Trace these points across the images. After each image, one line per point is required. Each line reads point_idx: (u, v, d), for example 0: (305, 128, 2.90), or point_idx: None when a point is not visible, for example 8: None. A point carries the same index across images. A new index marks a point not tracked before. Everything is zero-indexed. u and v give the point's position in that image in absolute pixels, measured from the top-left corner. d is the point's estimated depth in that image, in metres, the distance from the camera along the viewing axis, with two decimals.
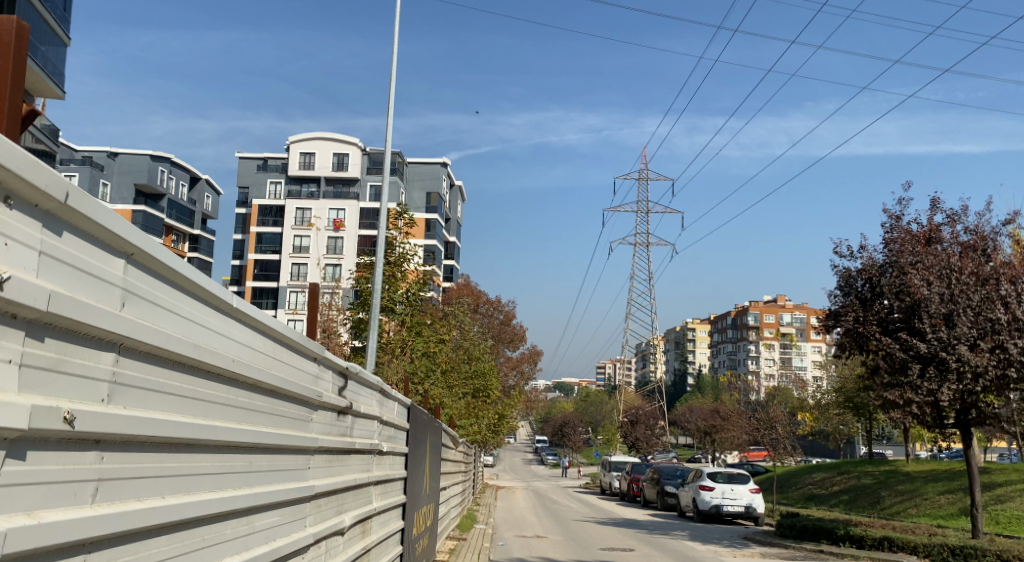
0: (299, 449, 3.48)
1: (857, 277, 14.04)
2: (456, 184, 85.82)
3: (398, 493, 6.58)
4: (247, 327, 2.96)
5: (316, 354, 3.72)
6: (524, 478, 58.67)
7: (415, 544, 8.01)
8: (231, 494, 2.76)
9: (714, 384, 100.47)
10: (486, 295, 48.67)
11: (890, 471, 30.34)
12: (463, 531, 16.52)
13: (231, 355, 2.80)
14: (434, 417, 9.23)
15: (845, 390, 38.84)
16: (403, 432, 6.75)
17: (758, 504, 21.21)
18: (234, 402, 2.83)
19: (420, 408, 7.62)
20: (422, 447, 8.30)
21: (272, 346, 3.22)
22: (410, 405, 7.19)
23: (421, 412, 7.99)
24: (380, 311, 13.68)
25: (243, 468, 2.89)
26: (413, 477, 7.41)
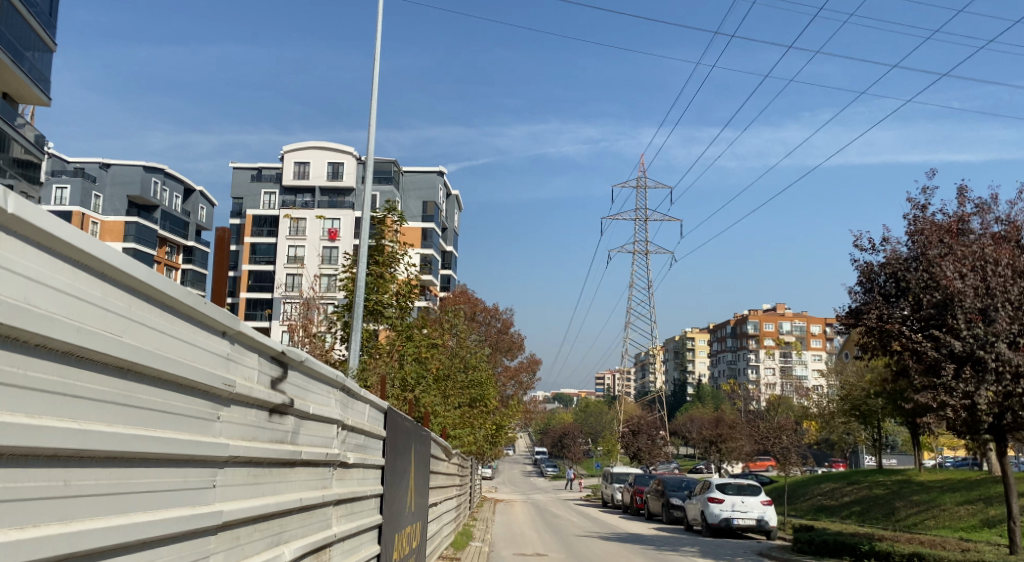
0: (192, 461, 2.40)
1: (880, 271, 13.05)
2: (454, 193, 84.93)
3: (369, 511, 5.49)
4: (59, 265, 1.84)
5: (227, 327, 2.61)
6: (524, 491, 57.48)
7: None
8: (11, 541, 1.67)
9: (715, 394, 99.39)
10: (484, 303, 47.61)
11: (902, 480, 29.27)
12: (458, 549, 15.47)
13: (10, 300, 1.67)
14: (419, 423, 8.26)
15: (852, 396, 37.79)
16: (376, 437, 5.69)
17: (770, 517, 20.19)
18: (22, 380, 1.72)
19: (400, 413, 6.61)
20: (404, 457, 7.27)
21: (126, 302, 2.10)
22: (388, 409, 6.16)
23: (402, 418, 6.98)
24: (363, 312, 12.65)
25: (51, 492, 1.81)
26: (392, 496, 6.40)
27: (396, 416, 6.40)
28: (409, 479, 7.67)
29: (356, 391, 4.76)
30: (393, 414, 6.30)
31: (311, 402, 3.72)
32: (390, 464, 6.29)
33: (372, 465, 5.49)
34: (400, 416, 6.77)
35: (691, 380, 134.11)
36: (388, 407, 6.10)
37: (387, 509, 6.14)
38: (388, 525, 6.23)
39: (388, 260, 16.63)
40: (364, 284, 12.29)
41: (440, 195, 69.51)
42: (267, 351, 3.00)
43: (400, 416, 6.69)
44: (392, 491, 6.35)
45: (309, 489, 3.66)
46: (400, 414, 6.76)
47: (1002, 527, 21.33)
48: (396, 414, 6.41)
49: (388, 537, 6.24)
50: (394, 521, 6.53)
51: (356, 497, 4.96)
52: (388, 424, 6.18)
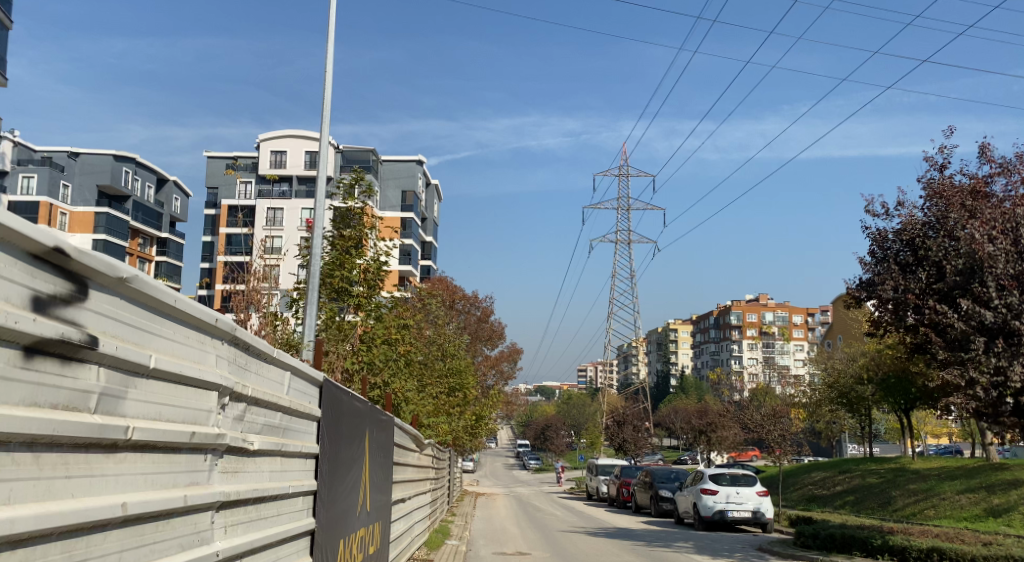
0: None
1: (895, 239, 11.90)
2: (434, 182, 83.49)
3: (290, 515, 4.11)
4: None
5: None
6: (505, 484, 56.06)
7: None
8: None
9: (698, 385, 98.55)
10: (463, 292, 46.28)
11: (897, 468, 28.16)
12: (432, 549, 14.11)
13: None
14: (373, 403, 6.95)
15: (839, 383, 36.65)
16: (302, 416, 4.31)
17: (767, 508, 19.04)
18: None
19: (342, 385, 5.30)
20: (352, 442, 5.97)
21: None
22: (325, 380, 4.83)
23: (348, 396, 5.70)
24: (317, 288, 11.21)
25: None
26: (333, 493, 5.11)
27: (336, 388, 5.07)
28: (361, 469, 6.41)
29: (261, 349, 3.44)
30: (331, 386, 4.97)
31: (159, 349, 2.38)
32: (331, 447, 4.99)
33: (298, 449, 4.17)
34: (343, 390, 5.45)
35: (673, 372, 133.39)
36: (328, 378, 4.78)
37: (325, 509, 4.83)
38: (328, 524, 4.94)
39: (356, 239, 15.32)
40: (321, 260, 10.82)
41: (419, 184, 67.93)
42: (10, 239, 1.71)
43: (343, 389, 5.37)
44: (332, 488, 5.07)
45: (151, 499, 2.29)
46: (343, 389, 5.44)
47: (1008, 516, 20.26)
48: (336, 387, 5.09)
49: (327, 543, 4.93)
50: (336, 521, 5.21)
51: (265, 498, 3.60)
52: (327, 398, 4.87)
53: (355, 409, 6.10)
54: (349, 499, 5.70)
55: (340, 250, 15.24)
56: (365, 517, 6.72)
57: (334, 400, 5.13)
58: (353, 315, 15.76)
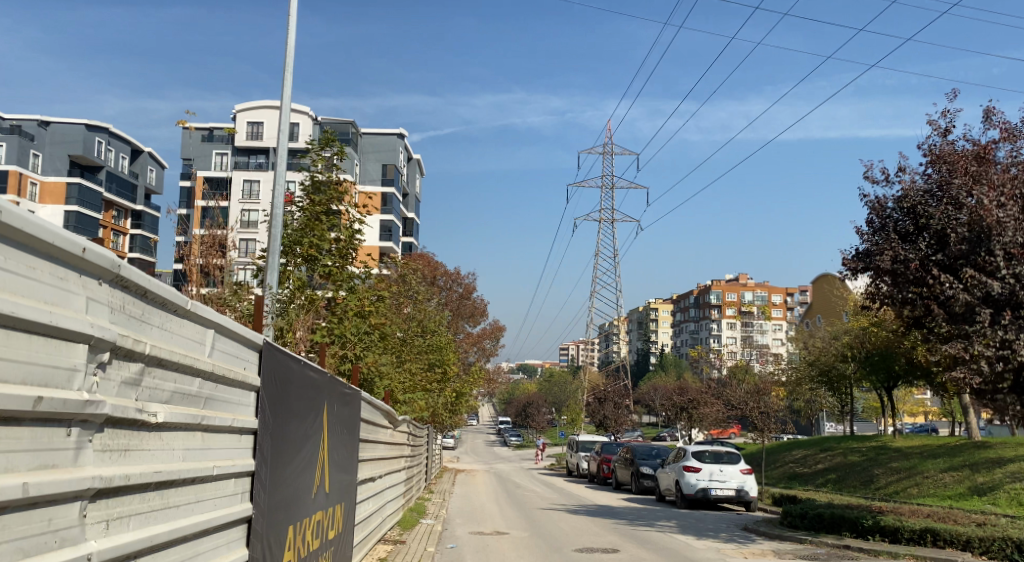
0: None
1: (893, 207, 11.37)
2: (415, 156, 82.49)
3: (218, 498, 3.52)
4: None
5: None
6: (486, 461, 55.73)
7: (297, 550, 5.19)
8: None
9: (678, 364, 98.49)
10: (444, 267, 45.58)
11: (879, 446, 27.75)
12: (405, 529, 13.52)
13: None
14: (332, 373, 6.36)
15: (820, 360, 36.25)
16: (236, 382, 3.70)
17: (751, 487, 18.58)
18: None
19: (291, 349, 4.70)
20: (306, 417, 5.43)
21: None
22: (267, 341, 4.23)
23: (299, 365, 5.16)
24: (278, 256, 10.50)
25: None
26: (278, 471, 4.52)
27: (283, 351, 4.48)
28: (317, 446, 5.86)
29: (166, 298, 2.81)
30: (276, 348, 4.39)
31: None
32: (276, 419, 4.41)
33: (227, 422, 3.55)
34: (293, 356, 4.86)
35: (654, 350, 133.40)
36: (270, 339, 4.18)
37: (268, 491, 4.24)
38: (272, 507, 4.36)
39: (327, 202, 14.77)
40: (279, 227, 10.05)
41: (400, 158, 66.91)
42: None
43: (291, 354, 4.79)
44: (277, 466, 4.49)
45: None
46: (294, 353, 4.85)
47: (993, 495, 19.87)
48: (282, 350, 4.51)
49: (272, 529, 4.36)
50: (282, 503, 4.63)
51: (176, 481, 2.99)
52: (271, 362, 4.28)
53: (309, 379, 5.51)
54: (300, 477, 5.12)
55: (310, 215, 14.69)
56: (323, 499, 6.13)
57: (280, 366, 4.55)
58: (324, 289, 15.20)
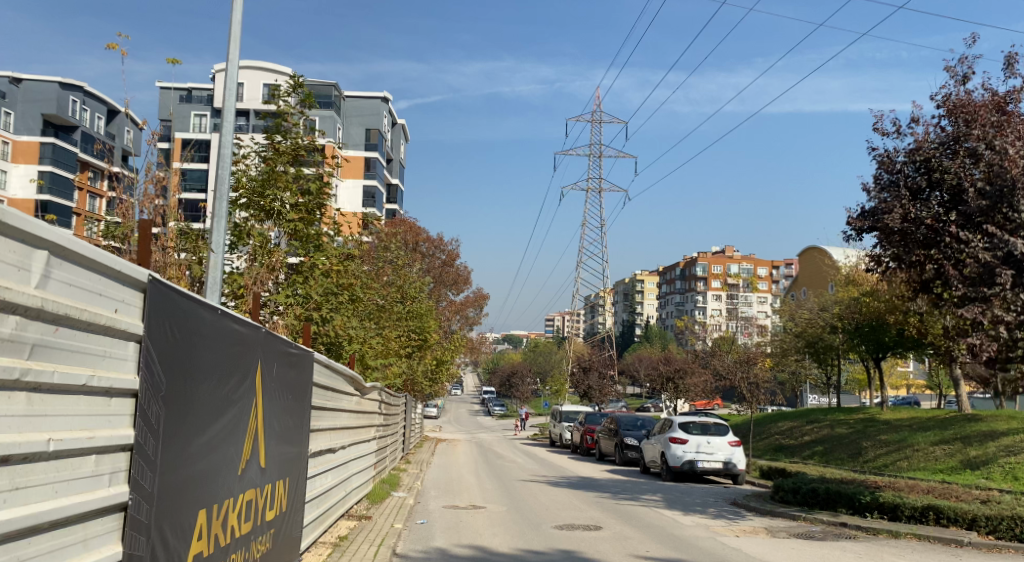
0: None
1: (904, 161, 10.58)
2: (400, 121, 80.93)
3: (59, 486, 2.98)
4: None
5: None
6: (469, 430, 55.05)
7: (209, 531, 4.69)
8: None
9: (663, 335, 97.81)
10: (427, 233, 44.54)
11: (867, 418, 27.02)
12: (373, 503, 12.68)
13: None
14: (266, 330, 5.87)
15: (808, 332, 35.46)
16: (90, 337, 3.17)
17: (740, 459, 17.83)
18: None
19: (197, 294, 4.25)
20: (226, 380, 4.93)
21: None
22: (157, 281, 3.76)
23: (215, 321, 4.67)
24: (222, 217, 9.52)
25: None
26: (180, 429, 4.06)
27: (180, 294, 4.03)
28: (244, 415, 5.37)
29: None
30: (171, 290, 3.92)
31: None
32: (174, 372, 3.99)
33: (77, 381, 3.04)
34: (201, 303, 4.39)
35: (640, 321, 132.98)
36: (159, 276, 3.70)
37: (157, 449, 3.78)
38: (163, 474, 3.86)
39: (293, 153, 14.06)
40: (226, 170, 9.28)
41: (384, 123, 65.36)
42: None
43: (197, 300, 4.32)
44: (178, 425, 4.04)
45: None
46: (202, 300, 4.38)
47: (986, 469, 19.17)
48: (181, 293, 4.07)
49: (166, 495, 3.90)
50: (187, 463, 4.17)
51: None
52: (163, 305, 3.82)
53: (231, 333, 5.02)
54: (215, 439, 4.66)
55: (274, 166, 13.95)
56: (253, 468, 5.67)
57: (183, 313, 4.10)
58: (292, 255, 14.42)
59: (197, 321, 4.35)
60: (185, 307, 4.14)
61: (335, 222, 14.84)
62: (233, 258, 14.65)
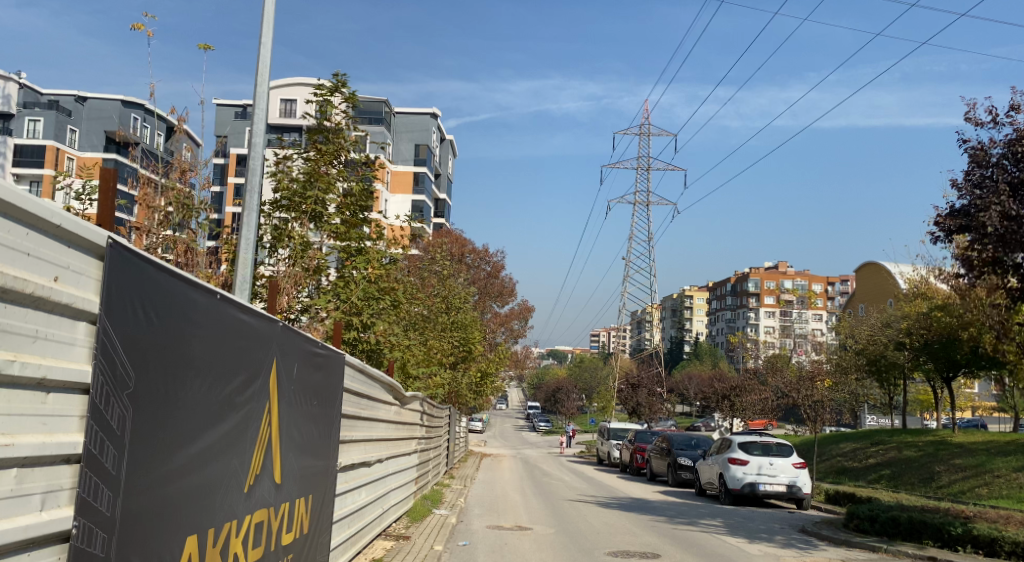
0: None
1: (1004, 154, 9.53)
2: (448, 137, 80.51)
3: None
4: None
5: None
6: (515, 446, 54.04)
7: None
8: None
9: (712, 353, 96.00)
10: (473, 245, 43.80)
11: (938, 441, 25.53)
12: (413, 523, 11.79)
13: None
14: (288, 326, 5.08)
15: (869, 350, 34.04)
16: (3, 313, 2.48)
17: (805, 482, 16.67)
18: None
19: (186, 272, 3.48)
20: (229, 381, 4.13)
21: None
22: (121, 248, 3.00)
23: (213, 309, 3.87)
24: (254, 210, 8.63)
25: None
26: (158, 433, 3.29)
27: (163, 272, 3.27)
28: (254, 425, 4.55)
29: None
30: (145, 265, 3.17)
31: None
32: (154, 363, 3.23)
33: None
34: (195, 287, 3.61)
35: (688, 339, 131.11)
36: (122, 241, 2.96)
37: (120, 465, 3.00)
38: (129, 494, 3.06)
39: (335, 153, 13.27)
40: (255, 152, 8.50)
41: (433, 137, 64.91)
42: None
43: (190, 279, 3.55)
44: (156, 428, 3.27)
45: None
46: (196, 280, 3.61)
47: None
48: (165, 269, 3.30)
49: (135, 518, 3.12)
50: (168, 477, 3.41)
51: None
52: (130, 279, 3.05)
53: (242, 324, 4.25)
54: (210, 450, 3.84)
55: (317, 165, 13.16)
56: (268, 482, 4.88)
57: (168, 293, 3.34)
58: (329, 261, 13.69)
59: (189, 305, 3.57)
60: (173, 286, 3.37)
61: (378, 226, 14.09)
62: (268, 261, 13.87)
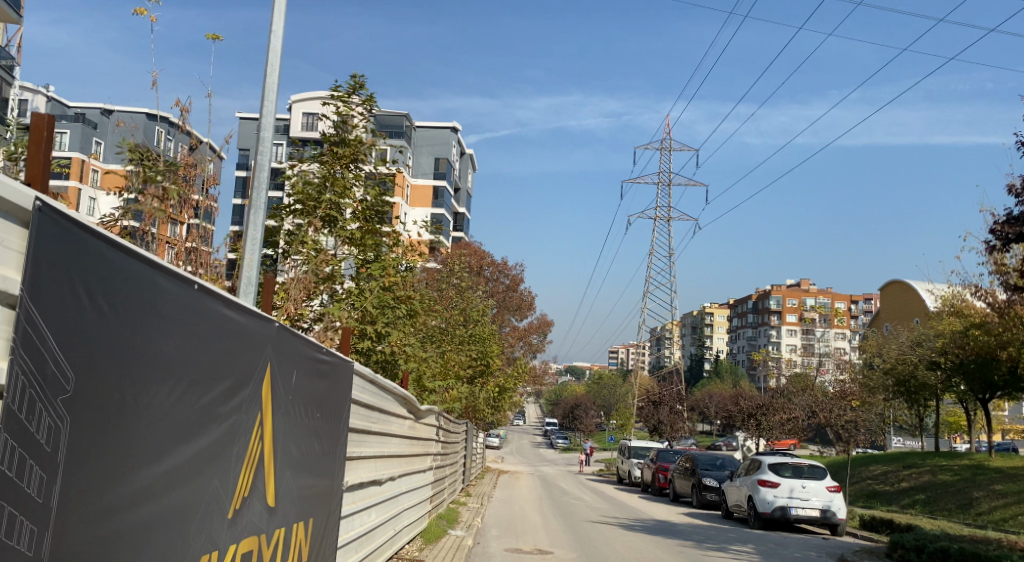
0: None
1: None
2: (469, 151, 80.14)
3: None
4: None
5: None
6: (532, 462, 53.31)
7: None
8: None
9: (732, 371, 94.89)
10: (491, 257, 43.24)
11: (975, 466, 24.61)
12: (426, 544, 11.15)
13: None
14: (292, 331, 4.39)
15: (898, 370, 33.13)
16: None
17: (839, 507, 15.85)
18: None
19: (149, 255, 2.80)
20: (213, 389, 3.44)
21: None
22: (49, 214, 2.34)
23: (193, 301, 3.18)
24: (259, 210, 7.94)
25: None
26: (103, 452, 2.62)
27: (114, 250, 2.60)
28: (247, 444, 3.85)
29: None
30: (94, 240, 2.51)
31: None
32: (102, 361, 2.58)
33: None
34: (165, 273, 2.94)
35: (708, 356, 129.89)
36: (51, 205, 2.31)
37: (47, 492, 2.35)
38: (58, 528, 2.41)
39: (352, 156, 12.70)
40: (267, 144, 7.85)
41: (453, 151, 64.53)
42: None
43: (156, 262, 2.87)
44: (100, 445, 2.59)
45: None
46: (167, 265, 2.94)
47: None
48: (119, 246, 2.64)
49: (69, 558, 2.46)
50: (119, 505, 2.74)
51: None
52: (65, 252, 2.40)
53: (231, 324, 3.56)
54: (182, 472, 3.17)
55: (331, 168, 12.59)
56: (265, 508, 4.16)
57: (122, 276, 2.66)
58: (343, 267, 13.09)
59: (154, 295, 2.89)
60: (129, 271, 2.71)
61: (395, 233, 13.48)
62: (279, 269, 13.27)
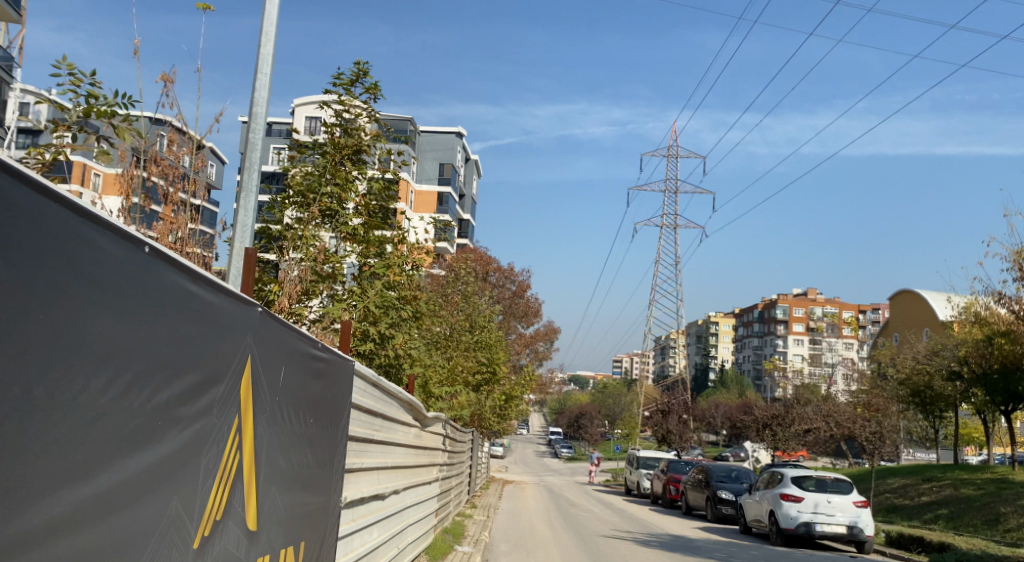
0: None
1: None
2: (474, 158, 79.51)
3: None
4: None
5: None
6: (538, 472, 52.37)
7: None
8: None
9: (738, 380, 94.07)
10: (497, 263, 42.44)
11: (998, 479, 23.78)
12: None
13: None
14: (276, 314, 3.54)
15: (913, 380, 32.30)
16: None
17: (867, 523, 14.96)
18: None
19: (64, 193, 1.98)
20: (175, 384, 2.61)
21: None
22: None
23: (140, 261, 2.34)
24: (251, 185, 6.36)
25: None
26: None
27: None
28: (222, 457, 3.00)
29: None
30: None
31: None
32: None
33: None
34: (92, 221, 2.10)
35: (714, 365, 128.99)
36: None
37: None
38: None
39: (354, 147, 11.87)
40: (264, 89, 6.61)
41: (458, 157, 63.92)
42: None
43: (75, 205, 2.04)
44: None
45: None
46: (94, 210, 2.11)
47: None
48: (9, 172, 1.82)
49: None
50: (20, 545, 1.90)
51: None
52: None
53: (198, 302, 2.71)
54: (129, 492, 2.35)
55: (333, 159, 11.73)
56: (246, 536, 3.30)
57: (11, 218, 1.83)
58: (345, 268, 12.27)
59: (70, 250, 2.04)
60: (31, 210, 1.89)
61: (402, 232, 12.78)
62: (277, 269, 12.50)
